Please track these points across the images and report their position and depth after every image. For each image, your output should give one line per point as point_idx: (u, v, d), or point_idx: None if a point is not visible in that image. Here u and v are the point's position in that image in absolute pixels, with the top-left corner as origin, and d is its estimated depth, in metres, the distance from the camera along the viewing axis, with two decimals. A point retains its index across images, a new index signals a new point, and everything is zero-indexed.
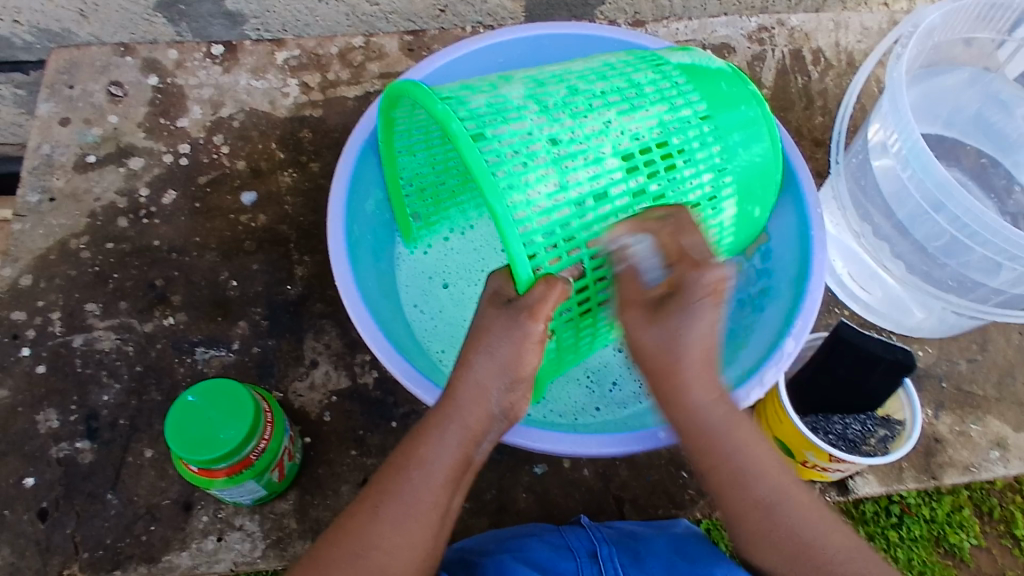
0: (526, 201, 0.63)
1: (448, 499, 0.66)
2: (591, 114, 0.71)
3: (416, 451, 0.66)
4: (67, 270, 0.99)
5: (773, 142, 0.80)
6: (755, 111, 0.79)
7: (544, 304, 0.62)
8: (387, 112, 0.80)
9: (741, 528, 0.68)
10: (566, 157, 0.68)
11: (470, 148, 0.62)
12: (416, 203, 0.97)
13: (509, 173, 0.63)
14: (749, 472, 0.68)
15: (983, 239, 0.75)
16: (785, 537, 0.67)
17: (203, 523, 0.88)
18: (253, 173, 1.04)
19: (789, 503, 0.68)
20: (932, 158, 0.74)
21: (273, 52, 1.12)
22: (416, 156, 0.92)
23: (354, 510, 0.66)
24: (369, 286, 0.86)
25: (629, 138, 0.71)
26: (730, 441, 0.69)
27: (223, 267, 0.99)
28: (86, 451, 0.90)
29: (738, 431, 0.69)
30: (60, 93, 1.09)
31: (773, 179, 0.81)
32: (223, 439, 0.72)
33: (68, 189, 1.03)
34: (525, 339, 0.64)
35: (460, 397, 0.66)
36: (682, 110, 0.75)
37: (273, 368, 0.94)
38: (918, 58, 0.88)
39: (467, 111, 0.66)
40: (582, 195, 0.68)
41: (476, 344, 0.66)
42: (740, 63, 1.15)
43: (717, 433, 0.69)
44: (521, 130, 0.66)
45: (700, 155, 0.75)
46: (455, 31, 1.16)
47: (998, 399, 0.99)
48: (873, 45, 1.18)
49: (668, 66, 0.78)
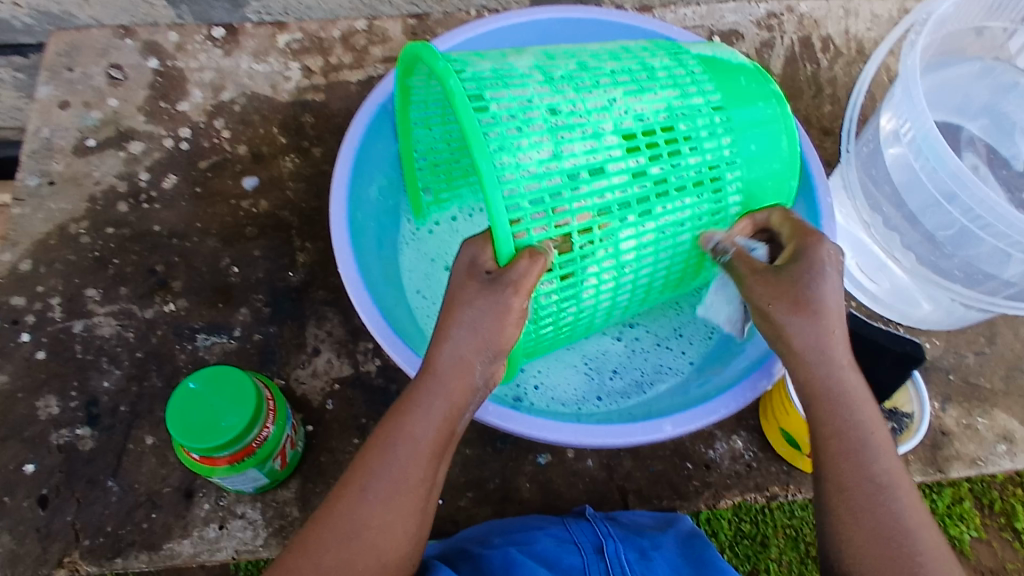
0: (515, 163, 0.63)
1: (432, 474, 0.63)
2: (596, 90, 0.70)
3: (399, 427, 0.63)
4: (67, 255, 0.98)
5: (789, 142, 0.77)
6: (773, 109, 0.77)
7: (528, 277, 0.61)
8: (403, 82, 0.80)
9: (837, 499, 0.62)
10: (562, 128, 0.67)
11: (464, 105, 0.62)
12: (428, 178, 0.97)
13: (502, 134, 0.63)
14: (871, 448, 0.63)
15: (993, 229, 0.74)
16: (886, 524, 0.61)
17: (204, 511, 0.87)
18: (255, 158, 1.03)
19: (900, 495, 0.62)
20: (945, 146, 0.72)
21: (275, 35, 1.10)
22: (432, 131, 0.91)
23: (340, 490, 0.64)
24: (370, 268, 0.85)
25: (633, 118, 0.70)
26: (858, 411, 0.64)
27: (225, 253, 0.98)
28: (87, 438, 0.90)
29: (867, 407, 0.64)
30: (60, 76, 1.07)
31: (785, 188, 0.79)
32: (225, 426, 0.71)
33: (68, 173, 1.02)
34: (505, 311, 0.62)
35: (441, 367, 0.63)
36: (693, 97, 0.74)
37: (274, 356, 0.93)
38: (930, 48, 0.87)
39: (470, 73, 0.67)
40: (576, 167, 0.67)
41: (454, 317, 0.63)
42: (749, 49, 1.13)
43: (849, 399, 0.64)
44: (520, 96, 0.67)
45: (709, 143, 0.73)
46: (460, 15, 1.14)
47: (1005, 392, 0.99)
48: (884, 33, 1.16)
49: (687, 56, 0.78)
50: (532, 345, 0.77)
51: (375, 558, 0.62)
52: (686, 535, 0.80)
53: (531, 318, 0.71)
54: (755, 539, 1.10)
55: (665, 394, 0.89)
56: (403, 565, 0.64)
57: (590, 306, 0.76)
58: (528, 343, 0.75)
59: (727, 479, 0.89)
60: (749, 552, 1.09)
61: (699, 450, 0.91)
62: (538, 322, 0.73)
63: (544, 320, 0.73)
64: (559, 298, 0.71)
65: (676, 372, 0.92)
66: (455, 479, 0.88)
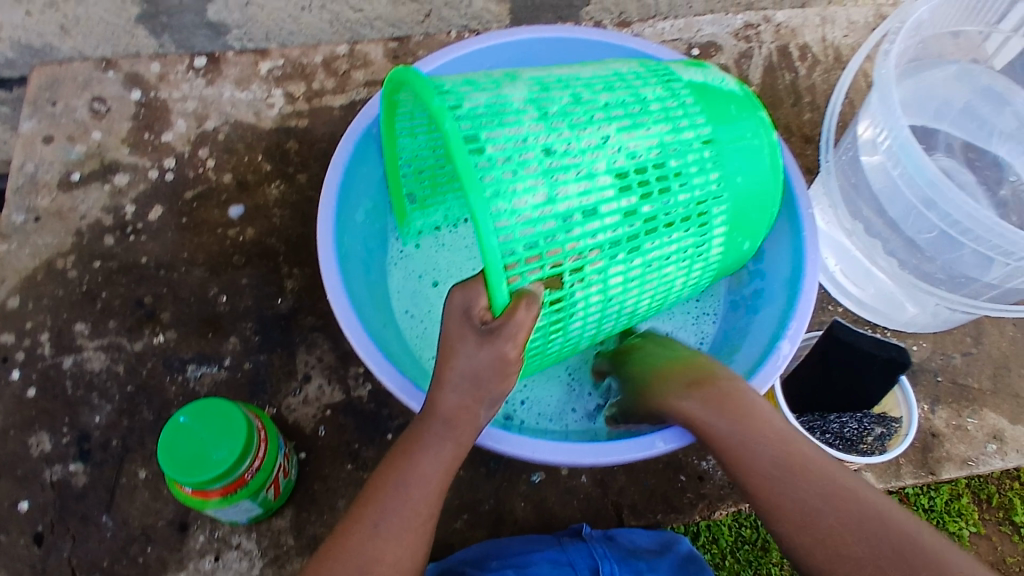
0: (510, 209, 0.63)
1: (441, 504, 0.65)
2: (590, 127, 0.70)
3: (406, 468, 0.64)
4: (55, 290, 0.98)
5: (774, 166, 0.79)
6: (761, 139, 0.78)
7: (522, 329, 0.61)
8: (389, 97, 0.77)
9: (785, 533, 0.60)
10: (557, 169, 0.67)
11: (460, 149, 0.60)
12: (412, 185, 0.94)
13: (497, 179, 0.63)
14: (774, 476, 0.62)
15: (976, 236, 0.74)
16: (830, 544, 0.57)
17: (199, 543, 0.87)
18: (240, 187, 1.03)
19: (825, 499, 0.59)
20: (923, 155, 0.73)
21: (257, 62, 1.10)
22: (416, 139, 0.88)
23: (347, 524, 0.64)
24: (359, 294, 0.86)
25: (626, 156, 0.70)
26: (749, 444, 0.64)
27: (213, 282, 0.98)
28: (80, 473, 0.90)
29: (753, 429, 0.64)
30: (43, 110, 1.08)
31: (769, 210, 0.81)
32: (215, 459, 0.71)
33: (53, 208, 1.02)
34: (504, 361, 0.62)
35: (445, 411, 0.64)
36: (686, 131, 0.74)
37: (265, 384, 0.93)
38: (907, 53, 0.88)
39: (463, 110, 0.65)
40: (570, 209, 0.67)
41: (450, 361, 0.62)
42: (727, 60, 1.15)
43: (729, 434, 0.65)
44: (515, 136, 0.66)
45: (698, 179, 0.74)
46: (441, 36, 1.15)
47: (993, 392, 1.00)
48: (860, 40, 1.18)
49: (679, 83, 0.78)
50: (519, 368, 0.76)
51: None
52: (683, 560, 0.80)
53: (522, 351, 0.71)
54: (756, 544, 1.10)
55: None
56: None
57: (573, 334, 0.76)
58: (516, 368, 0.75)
59: (719, 490, 0.90)
60: (752, 557, 1.09)
61: (692, 462, 0.91)
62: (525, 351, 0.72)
63: (532, 351, 0.73)
64: (547, 329, 0.72)
65: None
66: (449, 502, 0.88)
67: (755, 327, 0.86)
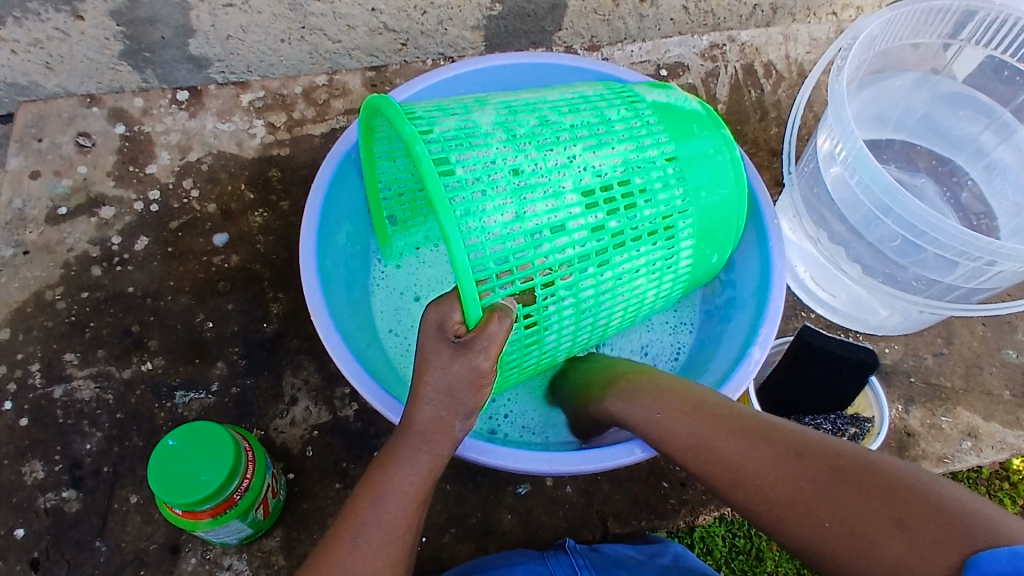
0: (480, 228, 0.66)
1: (418, 523, 0.67)
2: (556, 148, 0.73)
3: (384, 483, 0.65)
4: (44, 321, 0.99)
5: (739, 181, 0.82)
6: (724, 154, 0.82)
7: (494, 342, 0.63)
8: (365, 122, 0.81)
9: (738, 500, 0.61)
10: (525, 188, 0.70)
11: (431, 172, 0.63)
12: (394, 207, 0.98)
13: (466, 199, 0.66)
14: (710, 455, 0.63)
15: (936, 241, 0.77)
16: (773, 500, 0.58)
17: (191, 566, 0.88)
18: (224, 215, 1.06)
19: (755, 460, 0.60)
20: (877, 165, 0.77)
21: (238, 94, 1.14)
22: (396, 163, 0.93)
23: (326, 544, 0.64)
24: (342, 315, 0.87)
25: (592, 174, 0.74)
26: (682, 435, 0.66)
27: (199, 309, 1.00)
28: (72, 500, 0.90)
29: (683, 420, 0.67)
30: (29, 146, 1.10)
31: (734, 226, 0.84)
32: (204, 481, 0.73)
33: (41, 241, 1.04)
34: (479, 375, 0.65)
35: (419, 425, 0.66)
36: (649, 149, 0.78)
37: (253, 407, 0.95)
38: (863, 67, 0.92)
39: (434, 134, 0.69)
40: (539, 226, 0.70)
41: (424, 377, 0.65)
42: (695, 80, 1.19)
43: (664, 429, 0.67)
44: (484, 158, 0.69)
45: (662, 195, 0.77)
46: (418, 65, 1.19)
47: (965, 390, 1.02)
48: (822, 55, 1.22)
49: (642, 104, 0.82)
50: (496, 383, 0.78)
51: None
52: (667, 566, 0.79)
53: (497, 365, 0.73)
54: (751, 553, 0.98)
55: None
56: None
57: (549, 346, 0.78)
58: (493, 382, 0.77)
59: (701, 495, 0.92)
60: None
61: (674, 469, 0.93)
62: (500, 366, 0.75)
63: (509, 365, 0.76)
64: (523, 344, 0.74)
65: None
66: (437, 516, 0.89)
67: (729, 335, 0.89)
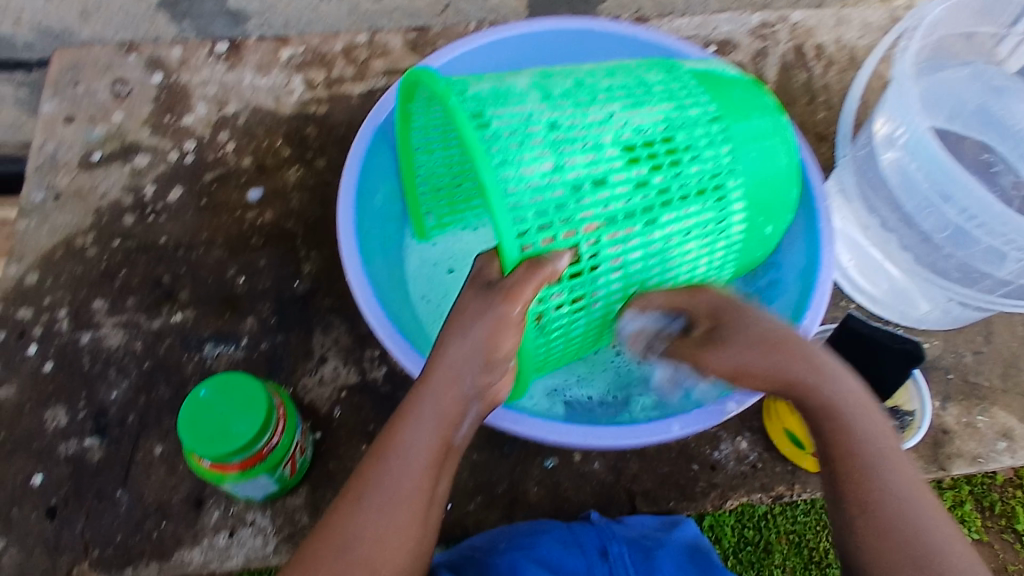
0: (518, 176, 0.65)
1: (431, 483, 0.65)
2: (594, 105, 0.73)
3: (393, 437, 0.65)
4: (74, 268, 0.99)
5: (788, 152, 0.79)
6: (769, 123, 0.78)
7: (523, 286, 0.62)
8: (403, 107, 0.80)
9: (850, 493, 0.63)
10: (562, 142, 0.70)
11: (466, 122, 0.63)
12: (430, 203, 0.97)
13: (503, 149, 0.66)
14: (885, 459, 0.64)
15: (989, 228, 0.75)
16: (907, 530, 0.60)
17: (214, 519, 0.87)
18: (259, 170, 1.04)
19: (921, 498, 0.62)
20: (938, 146, 0.75)
21: (277, 49, 1.11)
22: (433, 155, 0.92)
23: (339, 501, 0.65)
24: (379, 276, 0.87)
25: (632, 130, 0.73)
26: (869, 427, 0.65)
27: (231, 263, 0.99)
28: (95, 449, 0.90)
29: (875, 417, 0.66)
30: (64, 91, 1.09)
31: (787, 195, 0.81)
32: (236, 433, 0.72)
33: (73, 187, 1.03)
34: (499, 322, 0.63)
35: (434, 379, 0.65)
36: (691, 109, 0.76)
37: (282, 364, 0.94)
38: (923, 52, 0.89)
39: (469, 94, 0.69)
40: (579, 178, 0.69)
41: (450, 325, 0.65)
42: (743, 58, 1.16)
43: (856, 409, 0.66)
44: (520, 113, 0.69)
45: (708, 152, 0.75)
46: (459, 28, 1.16)
47: (1003, 390, 1.00)
48: (875, 41, 1.19)
49: (682, 70, 0.80)
50: (542, 356, 0.76)
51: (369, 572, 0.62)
52: (690, 544, 0.81)
53: (540, 329, 0.72)
54: (759, 546, 1.06)
55: None
56: None
57: (598, 315, 0.76)
58: (539, 355, 0.75)
59: (732, 479, 0.90)
60: (753, 559, 1.06)
61: (705, 451, 0.91)
62: (548, 335, 0.73)
63: (554, 333, 0.74)
64: (570, 310, 0.73)
65: None
66: (463, 483, 0.89)
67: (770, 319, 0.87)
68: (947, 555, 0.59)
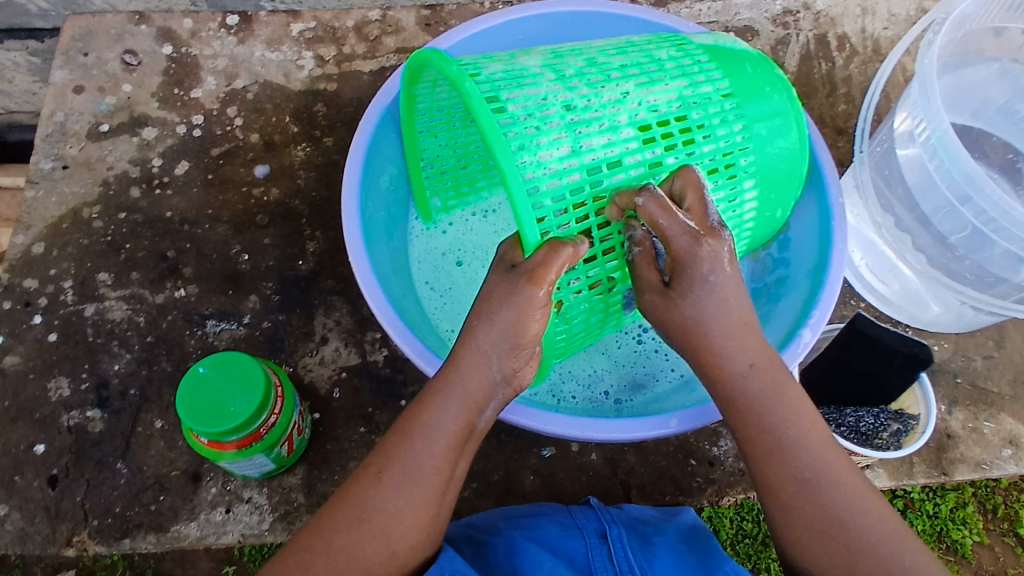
0: (535, 161, 0.64)
1: (451, 464, 0.65)
2: (608, 85, 0.71)
3: (418, 417, 0.65)
4: (80, 239, 0.99)
5: (801, 135, 0.79)
6: (786, 104, 0.78)
7: (545, 267, 0.60)
8: (409, 89, 0.80)
9: (766, 477, 0.66)
10: (579, 123, 0.68)
11: (481, 106, 0.62)
12: (436, 187, 0.97)
13: (520, 134, 0.64)
14: (794, 444, 0.66)
15: (1007, 233, 0.73)
16: (819, 514, 0.64)
17: (212, 495, 0.88)
18: (267, 147, 1.03)
19: (828, 481, 0.65)
20: (961, 149, 0.71)
21: (289, 23, 1.10)
22: (438, 140, 0.93)
23: (356, 475, 0.65)
24: (383, 264, 0.85)
25: (646, 109, 0.72)
26: (776, 413, 0.66)
27: (236, 241, 0.99)
28: (96, 420, 0.91)
29: (781, 403, 0.67)
30: (75, 60, 1.08)
31: (797, 173, 0.80)
32: (233, 412, 0.72)
33: (81, 157, 1.03)
34: (526, 304, 0.62)
35: (463, 363, 0.65)
36: (702, 86, 0.76)
37: (283, 343, 0.94)
38: (948, 47, 0.85)
39: (482, 76, 0.67)
40: (595, 161, 0.68)
41: (476, 310, 0.65)
42: (764, 46, 1.13)
43: (765, 403, 0.66)
44: (535, 95, 0.67)
45: (722, 130, 0.75)
46: (474, 6, 1.14)
47: (1012, 397, 0.98)
48: (901, 33, 1.15)
49: (691, 46, 0.80)
50: (562, 343, 0.75)
51: (384, 545, 0.62)
52: (688, 527, 0.78)
53: (558, 315, 0.71)
54: (757, 539, 1.03)
55: (671, 393, 0.89)
56: (412, 554, 0.63)
57: (611, 299, 0.75)
58: (559, 343, 0.74)
59: (729, 477, 0.90)
60: (751, 551, 1.03)
61: (703, 447, 0.91)
62: (568, 321, 0.73)
63: (573, 320, 0.73)
64: (590, 297, 0.72)
65: (677, 373, 0.91)
66: None
67: (778, 315, 0.85)
68: (865, 533, 0.63)
